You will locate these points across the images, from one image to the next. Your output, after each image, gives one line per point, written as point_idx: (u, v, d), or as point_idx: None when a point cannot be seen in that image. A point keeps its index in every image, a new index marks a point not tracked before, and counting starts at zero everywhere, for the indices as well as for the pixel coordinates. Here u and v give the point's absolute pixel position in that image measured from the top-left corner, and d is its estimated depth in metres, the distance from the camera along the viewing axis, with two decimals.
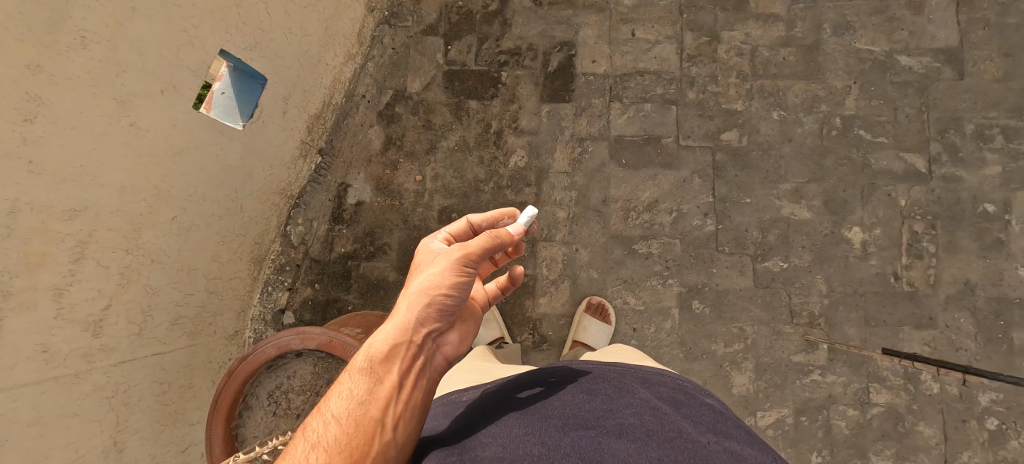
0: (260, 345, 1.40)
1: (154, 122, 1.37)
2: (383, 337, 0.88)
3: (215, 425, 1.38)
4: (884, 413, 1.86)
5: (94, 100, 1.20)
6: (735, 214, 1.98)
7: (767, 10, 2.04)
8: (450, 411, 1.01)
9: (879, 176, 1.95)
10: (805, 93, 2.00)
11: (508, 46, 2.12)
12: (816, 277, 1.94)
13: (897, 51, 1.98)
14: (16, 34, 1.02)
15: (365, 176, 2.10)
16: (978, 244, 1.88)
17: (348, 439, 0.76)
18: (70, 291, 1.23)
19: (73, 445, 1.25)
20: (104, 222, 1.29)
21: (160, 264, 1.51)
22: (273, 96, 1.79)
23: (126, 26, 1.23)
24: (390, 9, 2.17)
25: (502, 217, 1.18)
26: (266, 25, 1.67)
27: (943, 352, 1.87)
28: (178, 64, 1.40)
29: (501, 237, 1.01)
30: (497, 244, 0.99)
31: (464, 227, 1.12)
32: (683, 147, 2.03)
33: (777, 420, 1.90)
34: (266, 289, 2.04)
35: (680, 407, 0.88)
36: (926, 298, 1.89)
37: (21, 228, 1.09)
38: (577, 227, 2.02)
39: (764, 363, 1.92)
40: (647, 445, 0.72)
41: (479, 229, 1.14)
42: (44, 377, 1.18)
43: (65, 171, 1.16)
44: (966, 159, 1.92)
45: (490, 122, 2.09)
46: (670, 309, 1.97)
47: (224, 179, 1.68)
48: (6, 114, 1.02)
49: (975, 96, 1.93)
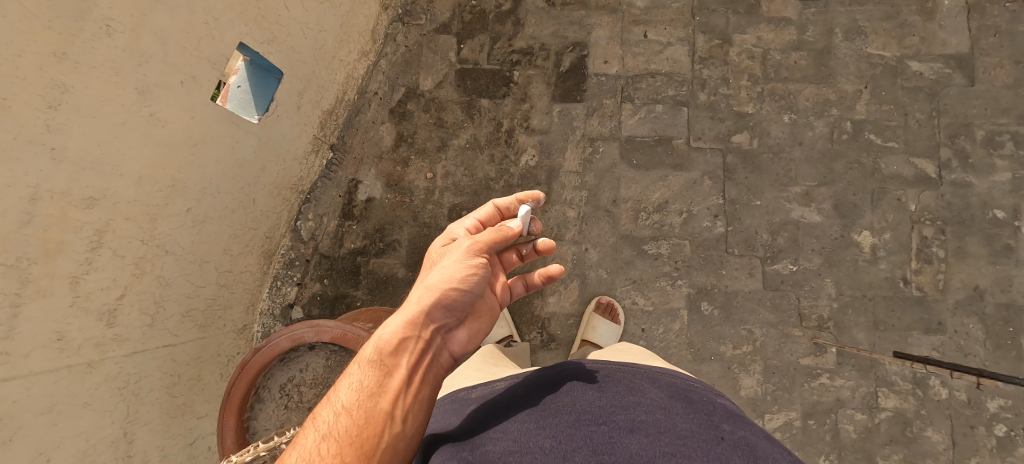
0: (273, 338, 1.41)
1: (172, 113, 1.38)
2: (393, 330, 0.88)
3: (228, 416, 1.40)
4: (892, 418, 1.86)
5: (116, 90, 1.21)
6: (745, 216, 1.99)
7: (779, 14, 2.05)
8: (461, 409, 0.98)
9: (889, 180, 1.95)
10: (816, 97, 2.01)
11: (521, 46, 2.13)
12: (826, 280, 1.94)
13: (908, 57, 1.99)
14: (42, 22, 1.03)
15: (375, 173, 2.11)
16: (987, 249, 1.89)
17: (358, 430, 0.76)
18: (86, 279, 1.23)
19: (84, 434, 1.24)
20: (121, 212, 1.29)
21: (174, 256, 1.51)
22: (288, 90, 1.79)
23: (150, 17, 1.25)
24: (404, 7, 2.19)
25: (528, 199, 1.17)
26: (284, 20, 1.69)
27: (951, 357, 1.86)
28: (197, 56, 1.42)
29: (507, 235, 1.02)
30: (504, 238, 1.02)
31: (489, 213, 1.15)
32: (694, 149, 2.03)
33: (784, 423, 1.90)
34: (275, 284, 2.04)
35: (693, 404, 0.87)
36: (935, 303, 1.89)
37: (40, 215, 1.09)
38: (587, 227, 2.02)
39: (772, 366, 1.92)
40: (660, 441, 0.71)
41: (505, 212, 1.17)
42: (57, 365, 1.18)
43: (85, 158, 1.17)
44: (976, 165, 1.92)
45: (501, 120, 2.10)
46: (678, 310, 1.97)
47: (237, 172, 1.69)
48: (29, 100, 1.02)
49: (986, 102, 1.93)
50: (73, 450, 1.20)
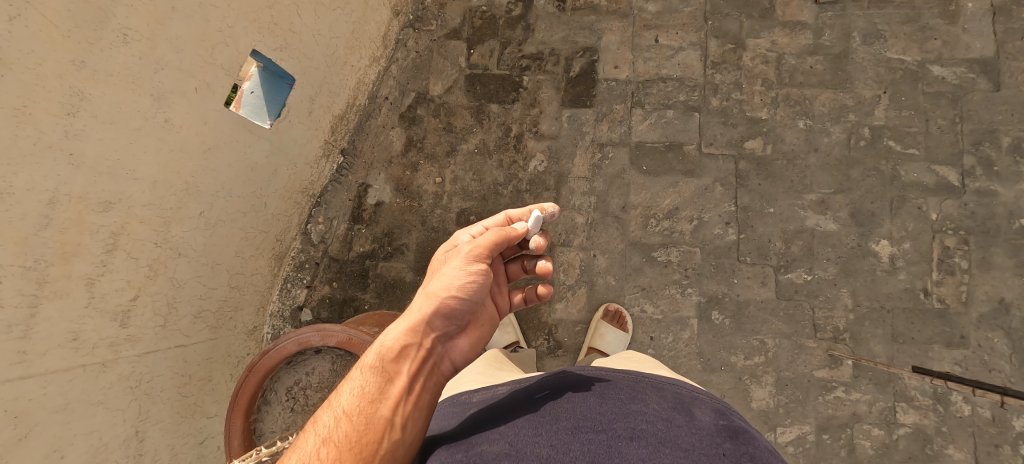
0: (280, 341, 1.43)
1: (187, 118, 1.41)
2: (394, 336, 0.88)
3: (235, 418, 1.43)
4: (911, 435, 1.80)
5: (133, 97, 1.24)
6: (757, 223, 1.95)
7: (794, 18, 2.02)
8: (461, 412, 0.97)
9: (909, 188, 1.89)
10: (832, 102, 1.97)
11: (531, 51, 2.13)
12: (841, 291, 1.89)
13: (929, 61, 1.93)
14: (63, 31, 1.06)
15: (385, 177, 2.12)
16: (1014, 261, 1.81)
17: (358, 436, 0.76)
18: (101, 281, 1.26)
19: (96, 432, 1.26)
20: (136, 215, 1.32)
21: (186, 258, 1.54)
22: (299, 96, 1.82)
23: (166, 25, 1.28)
24: (415, 13, 2.21)
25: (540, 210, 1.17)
26: (297, 26, 1.72)
27: (975, 372, 1.79)
28: (211, 63, 1.45)
29: (512, 235, 1.03)
30: (507, 239, 1.02)
31: (504, 220, 1.14)
32: (705, 155, 2.00)
33: (798, 437, 1.84)
34: (286, 286, 2.06)
35: (697, 417, 0.85)
36: (957, 317, 1.82)
37: (58, 217, 1.12)
38: (595, 233, 2.01)
39: (786, 377, 1.87)
40: (659, 452, 0.70)
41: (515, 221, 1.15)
42: (73, 364, 1.21)
43: (102, 163, 1.20)
44: (1002, 174, 1.85)
45: (510, 125, 2.10)
46: (688, 319, 1.93)
47: (250, 176, 1.72)
48: (48, 106, 1.06)
49: (1012, 108, 1.87)
50: (85, 448, 1.23)
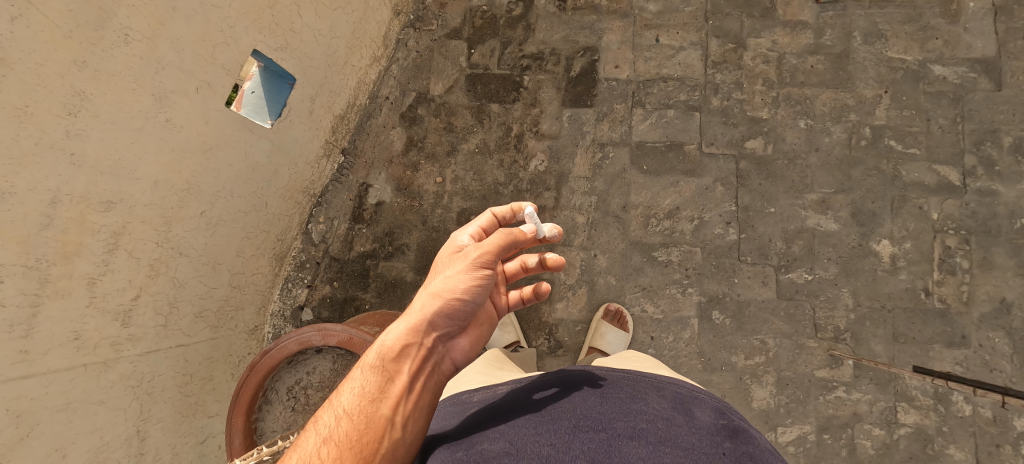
0: (281, 341, 1.43)
1: (188, 118, 1.42)
2: (395, 335, 0.87)
3: (236, 417, 1.43)
4: (912, 434, 1.80)
5: (134, 97, 1.24)
6: (758, 223, 1.95)
7: (795, 17, 2.01)
8: (461, 412, 0.97)
9: (910, 188, 1.89)
10: (833, 102, 1.96)
11: (531, 51, 2.13)
12: (842, 290, 1.89)
13: (930, 60, 1.92)
14: (64, 31, 1.07)
15: (386, 176, 2.12)
16: (1015, 261, 1.81)
17: (358, 435, 0.76)
18: (103, 281, 1.27)
19: (98, 431, 1.27)
20: (137, 215, 1.33)
21: (188, 257, 1.54)
22: (299, 96, 1.83)
23: (167, 25, 1.28)
24: (416, 13, 2.21)
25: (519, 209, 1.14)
26: (298, 26, 1.72)
27: (976, 372, 1.79)
28: (211, 63, 1.45)
29: (517, 236, 0.99)
30: (513, 242, 0.98)
31: (490, 220, 1.14)
32: (706, 154, 2.00)
33: (798, 437, 1.84)
34: (286, 286, 2.07)
35: (697, 416, 0.85)
36: (958, 316, 1.82)
37: (60, 217, 1.12)
38: (596, 233, 2.01)
39: (786, 377, 1.87)
40: (660, 451, 0.70)
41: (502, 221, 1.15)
42: (75, 363, 1.21)
43: (103, 163, 1.20)
44: (1003, 173, 1.85)
45: (511, 125, 2.10)
46: (689, 319, 1.93)
47: (251, 175, 1.72)
48: (50, 106, 1.06)
49: (1013, 108, 1.86)
50: (87, 447, 1.23)
